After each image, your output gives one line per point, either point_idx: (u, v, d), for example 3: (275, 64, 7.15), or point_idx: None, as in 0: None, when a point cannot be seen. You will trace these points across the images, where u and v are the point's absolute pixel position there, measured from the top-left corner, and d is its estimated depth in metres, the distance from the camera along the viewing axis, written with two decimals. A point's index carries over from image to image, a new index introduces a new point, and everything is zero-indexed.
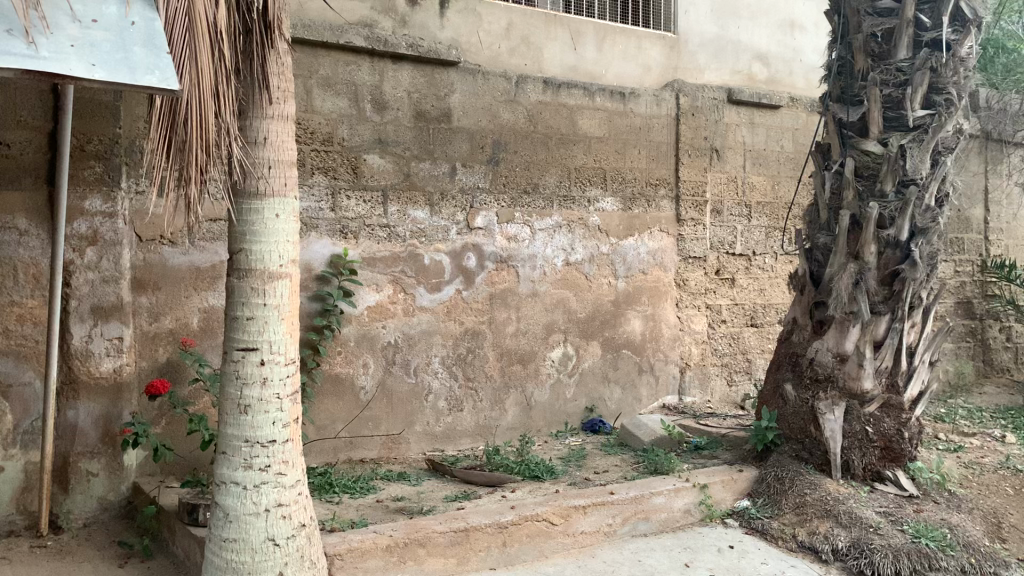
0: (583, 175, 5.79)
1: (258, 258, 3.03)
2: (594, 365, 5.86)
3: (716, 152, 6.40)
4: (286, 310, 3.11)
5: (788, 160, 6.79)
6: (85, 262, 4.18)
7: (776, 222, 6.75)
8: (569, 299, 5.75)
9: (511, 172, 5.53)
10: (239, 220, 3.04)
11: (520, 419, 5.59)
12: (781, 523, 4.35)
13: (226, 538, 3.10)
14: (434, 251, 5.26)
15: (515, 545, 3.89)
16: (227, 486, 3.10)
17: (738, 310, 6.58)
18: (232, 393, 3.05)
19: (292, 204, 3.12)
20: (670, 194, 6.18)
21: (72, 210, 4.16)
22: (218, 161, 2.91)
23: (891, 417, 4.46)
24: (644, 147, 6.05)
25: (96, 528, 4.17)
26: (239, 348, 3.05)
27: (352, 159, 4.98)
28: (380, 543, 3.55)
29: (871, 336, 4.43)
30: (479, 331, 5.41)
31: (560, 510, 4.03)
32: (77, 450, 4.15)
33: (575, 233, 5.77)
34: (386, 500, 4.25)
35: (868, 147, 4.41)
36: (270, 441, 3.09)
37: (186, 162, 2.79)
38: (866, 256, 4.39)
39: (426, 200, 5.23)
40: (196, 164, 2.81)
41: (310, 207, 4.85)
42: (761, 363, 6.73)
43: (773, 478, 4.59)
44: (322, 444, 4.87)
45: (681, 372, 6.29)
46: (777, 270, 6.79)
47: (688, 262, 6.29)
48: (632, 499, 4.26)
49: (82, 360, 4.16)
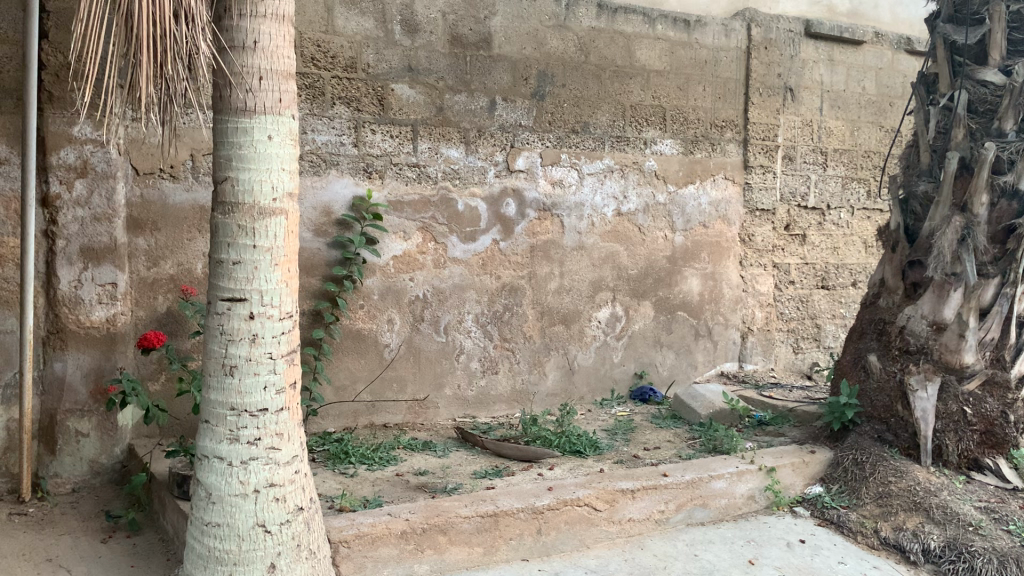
0: (640, 113, 5.15)
1: (246, 189, 2.51)
2: (645, 327, 5.27)
3: (791, 92, 5.69)
4: (281, 255, 2.58)
5: (869, 104, 6.05)
6: (73, 197, 3.71)
7: (854, 172, 6.04)
8: (620, 254, 5.15)
9: (559, 108, 4.91)
10: (223, 143, 2.53)
11: (561, 384, 5.04)
12: (861, 515, 3.76)
13: (208, 522, 2.61)
14: (470, 195, 4.69)
15: (552, 532, 3.36)
16: (209, 462, 2.61)
17: (808, 270, 5.92)
18: (214, 351, 2.55)
19: (289, 124, 2.58)
20: (737, 138, 5.51)
21: (58, 137, 3.67)
22: (181, 56, 2.36)
23: (995, 397, 3.83)
24: (709, 83, 5.37)
25: (86, 494, 3.75)
26: (225, 298, 2.54)
27: (379, 88, 4.42)
28: (393, 528, 3.05)
29: (977, 303, 3.77)
30: (518, 287, 4.85)
31: (605, 494, 3.48)
32: (64, 407, 3.72)
33: (628, 178, 5.14)
34: (407, 474, 3.74)
35: (987, 76, 3.76)
36: (261, 409, 2.59)
37: (133, 52, 2.28)
38: (974, 208, 3.73)
39: (461, 137, 4.65)
40: (148, 52, 2.28)
41: (330, 141, 4.32)
42: (831, 329, 6.06)
43: (851, 462, 3.98)
44: (340, 407, 4.39)
45: (742, 338, 5.67)
46: (853, 227, 6.09)
47: (755, 214, 5.63)
48: (687, 483, 3.69)
49: (70, 307, 3.72)
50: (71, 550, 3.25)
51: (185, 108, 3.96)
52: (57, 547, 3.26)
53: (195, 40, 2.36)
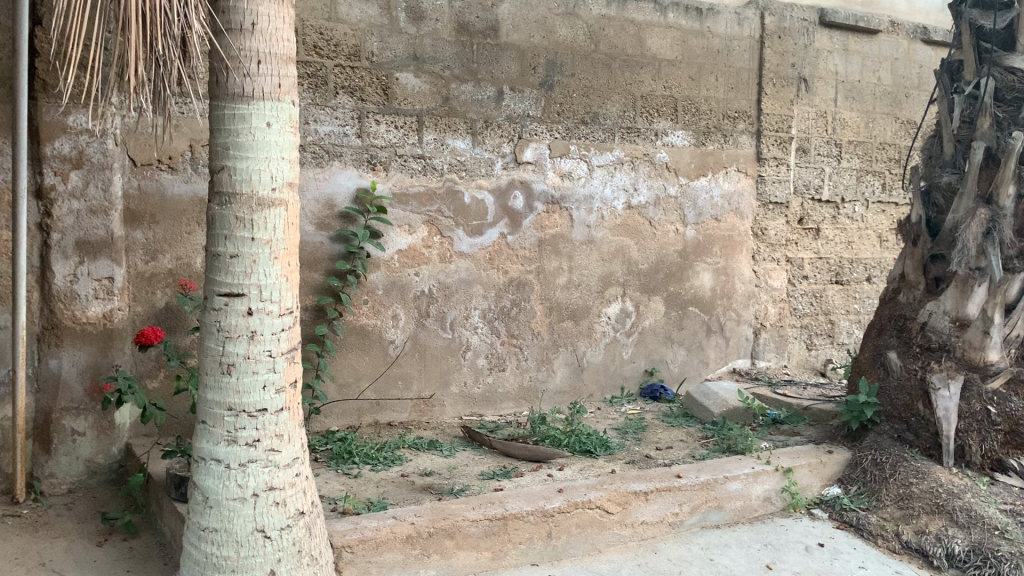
0: (651, 104, 5.02)
1: (244, 179, 2.40)
2: (656, 323, 5.14)
3: (805, 82, 5.56)
4: (280, 248, 2.46)
5: (885, 95, 5.91)
6: (69, 189, 3.60)
7: (869, 165, 5.90)
8: (630, 248, 5.03)
9: (568, 98, 4.78)
10: (220, 131, 2.41)
11: (570, 381, 4.92)
12: (881, 518, 3.64)
13: (205, 527, 2.50)
14: (476, 188, 4.56)
15: (562, 536, 3.24)
16: (207, 464, 2.50)
17: (822, 265, 5.79)
18: (211, 348, 2.44)
19: (289, 111, 2.46)
20: (750, 129, 5.38)
21: (53, 127, 3.56)
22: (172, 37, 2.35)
23: (1020, 397, 3.70)
24: (721, 73, 5.24)
25: (82, 495, 3.64)
26: (221, 293, 2.43)
27: (383, 77, 4.30)
28: (398, 532, 2.94)
29: (1002, 298, 3.67)
30: (526, 282, 4.73)
31: (618, 496, 3.37)
32: (60, 405, 3.61)
33: (638, 170, 5.01)
34: (412, 475, 3.62)
35: (1015, 62, 3.64)
36: (260, 410, 2.47)
37: (122, 28, 2.26)
38: (1001, 200, 3.61)
39: (467, 128, 4.53)
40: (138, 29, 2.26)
41: (332, 131, 4.20)
42: (845, 325, 5.93)
43: (870, 463, 3.85)
44: (344, 406, 4.28)
45: (755, 334, 5.54)
46: (868, 221, 5.96)
47: (768, 208, 5.50)
48: (702, 484, 3.57)
49: (65, 303, 3.61)
50: (65, 554, 3.14)
51: (182, 96, 3.88)
52: (51, 551, 3.15)
53: (186, 18, 2.34)
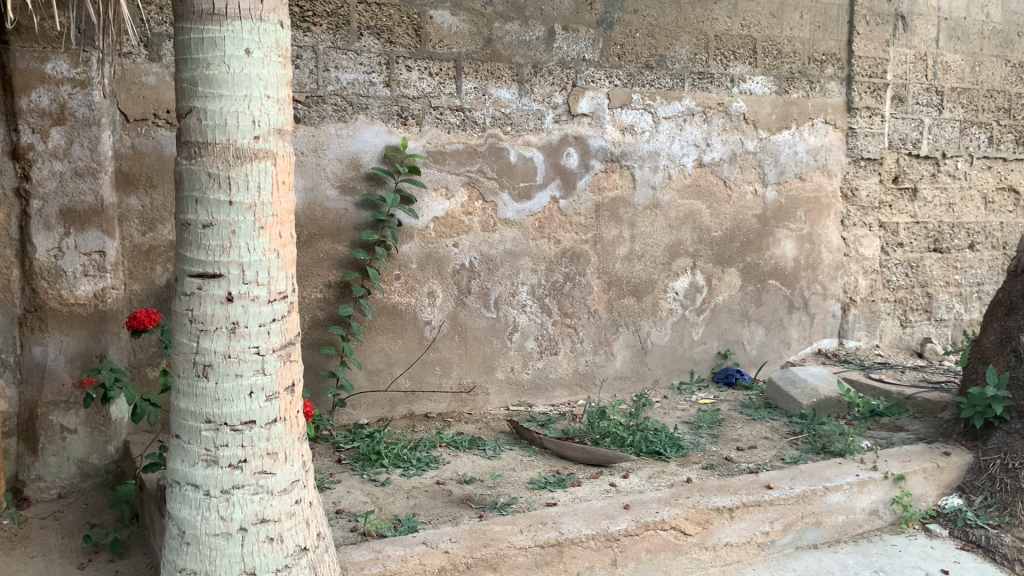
0: (725, 45, 4.34)
1: (217, 126, 1.83)
2: (730, 299, 4.50)
3: (903, 20, 4.79)
4: (268, 215, 1.90)
5: (994, 34, 5.09)
6: (50, 148, 3.07)
7: (975, 115, 5.12)
8: (701, 212, 4.38)
9: (630, 39, 4.12)
10: (186, 62, 1.85)
11: (632, 366, 4.32)
12: (1018, 539, 2.98)
13: (182, 568, 1.98)
14: (524, 144, 3.95)
15: (630, 564, 2.67)
16: (182, 490, 1.97)
17: (919, 231, 5.07)
18: (182, 343, 1.90)
19: (275, 36, 1.88)
20: (839, 74, 4.67)
21: (28, 76, 3.02)
22: None
23: None
24: (807, 9, 4.53)
25: (73, 501, 3.17)
26: (194, 273, 1.88)
27: (414, 15, 3.70)
28: (429, 564, 2.40)
29: None
30: (581, 253, 4.13)
31: (696, 515, 2.78)
32: (46, 399, 3.14)
33: (711, 122, 4.34)
34: (449, 483, 3.07)
35: None
36: (246, 423, 1.93)
37: None
38: None
39: (513, 75, 3.91)
40: None
41: (357, 80, 3.62)
42: (945, 298, 5.20)
43: (1000, 469, 3.19)
44: (374, 396, 3.75)
45: (843, 310, 4.87)
46: (971, 180, 5.20)
47: (859, 164, 4.79)
48: (797, 497, 2.96)
49: (50, 281, 3.11)
50: None
51: None
52: None
53: None
